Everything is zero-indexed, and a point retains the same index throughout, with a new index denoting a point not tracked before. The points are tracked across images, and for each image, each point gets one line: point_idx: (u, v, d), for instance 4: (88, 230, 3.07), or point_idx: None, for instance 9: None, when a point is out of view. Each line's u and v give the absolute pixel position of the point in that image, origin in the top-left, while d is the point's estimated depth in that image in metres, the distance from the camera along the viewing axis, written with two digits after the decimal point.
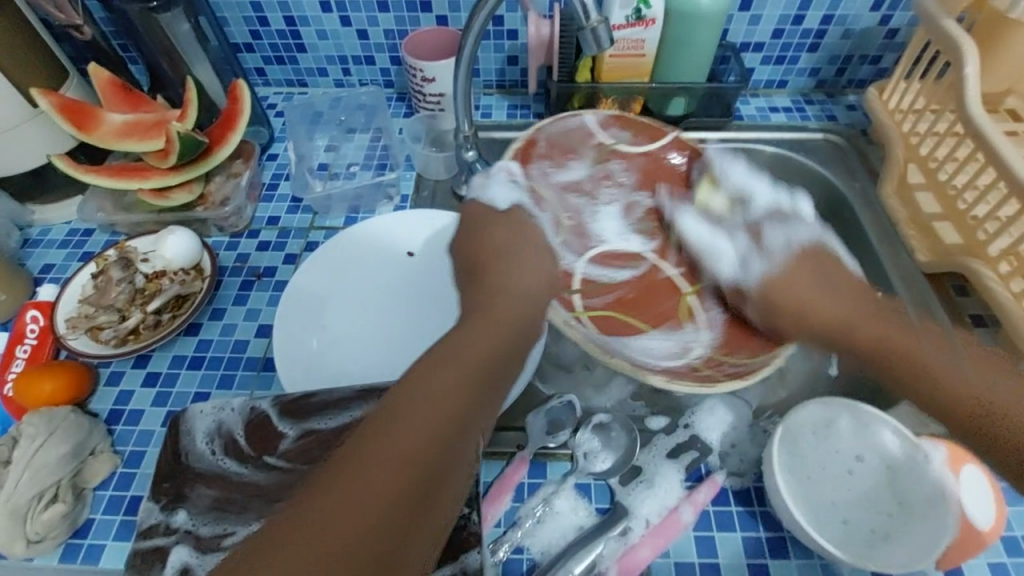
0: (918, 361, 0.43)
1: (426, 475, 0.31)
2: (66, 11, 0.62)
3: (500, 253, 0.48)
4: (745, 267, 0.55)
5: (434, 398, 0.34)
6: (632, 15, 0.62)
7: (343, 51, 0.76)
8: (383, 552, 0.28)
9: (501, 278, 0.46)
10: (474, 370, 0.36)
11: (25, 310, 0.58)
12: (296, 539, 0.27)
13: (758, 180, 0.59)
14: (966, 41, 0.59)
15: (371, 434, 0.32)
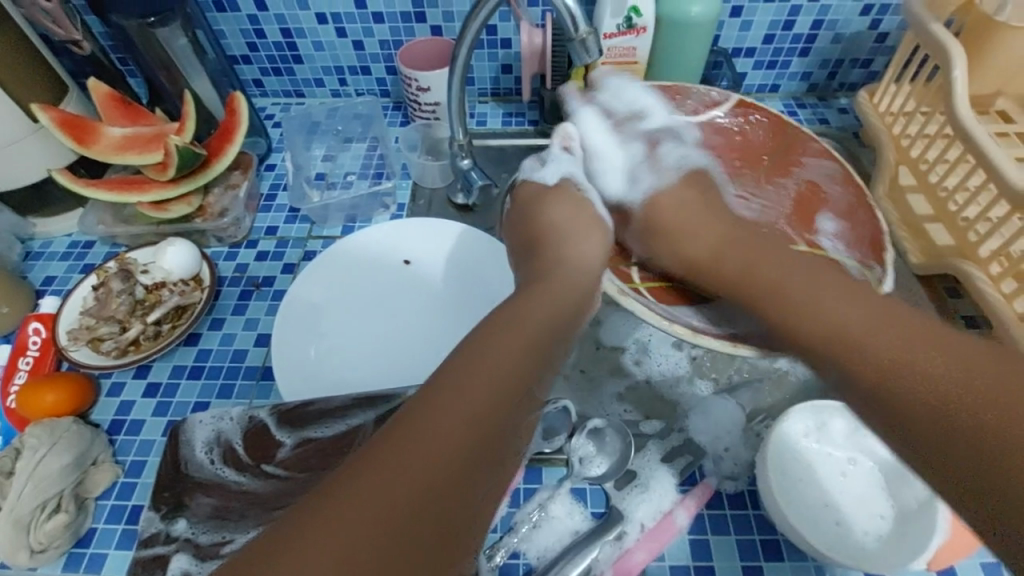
0: (859, 348, 0.38)
1: (483, 437, 0.32)
2: (63, 27, 0.63)
3: (556, 234, 0.51)
4: (633, 184, 0.62)
5: (491, 362, 0.35)
6: (623, 23, 0.63)
7: (339, 61, 0.77)
8: (457, 478, 0.30)
9: (555, 255, 0.49)
10: (527, 343, 0.37)
11: (27, 323, 0.59)
12: (376, 462, 0.29)
13: (644, 92, 0.63)
14: (954, 45, 0.59)
15: (446, 376, 0.34)
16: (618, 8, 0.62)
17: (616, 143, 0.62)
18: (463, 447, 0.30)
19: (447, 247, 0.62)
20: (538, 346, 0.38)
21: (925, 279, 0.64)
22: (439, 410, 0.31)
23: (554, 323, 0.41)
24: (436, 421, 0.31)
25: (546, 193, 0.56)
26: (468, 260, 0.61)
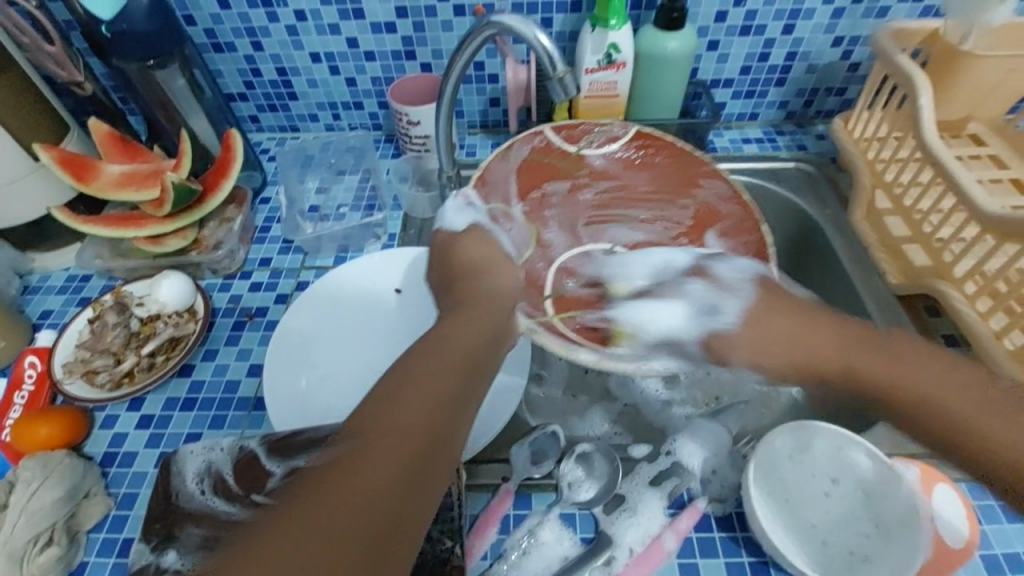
0: (920, 407, 0.38)
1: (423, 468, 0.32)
2: (67, 69, 0.66)
3: (471, 263, 0.49)
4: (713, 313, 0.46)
5: (426, 393, 0.35)
6: (603, 59, 0.67)
7: (333, 97, 0.79)
8: (364, 559, 0.28)
9: (474, 285, 0.46)
10: (461, 369, 0.38)
11: (24, 356, 0.60)
12: (270, 556, 0.26)
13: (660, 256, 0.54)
14: (920, 75, 0.62)
15: (348, 445, 0.32)
16: (598, 45, 0.66)
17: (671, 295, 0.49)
18: (402, 480, 0.31)
19: None
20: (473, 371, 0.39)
21: (906, 299, 0.65)
22: (378, 446, 0.32)
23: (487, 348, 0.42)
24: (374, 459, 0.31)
25: (456, 235, 0.51)
26: None
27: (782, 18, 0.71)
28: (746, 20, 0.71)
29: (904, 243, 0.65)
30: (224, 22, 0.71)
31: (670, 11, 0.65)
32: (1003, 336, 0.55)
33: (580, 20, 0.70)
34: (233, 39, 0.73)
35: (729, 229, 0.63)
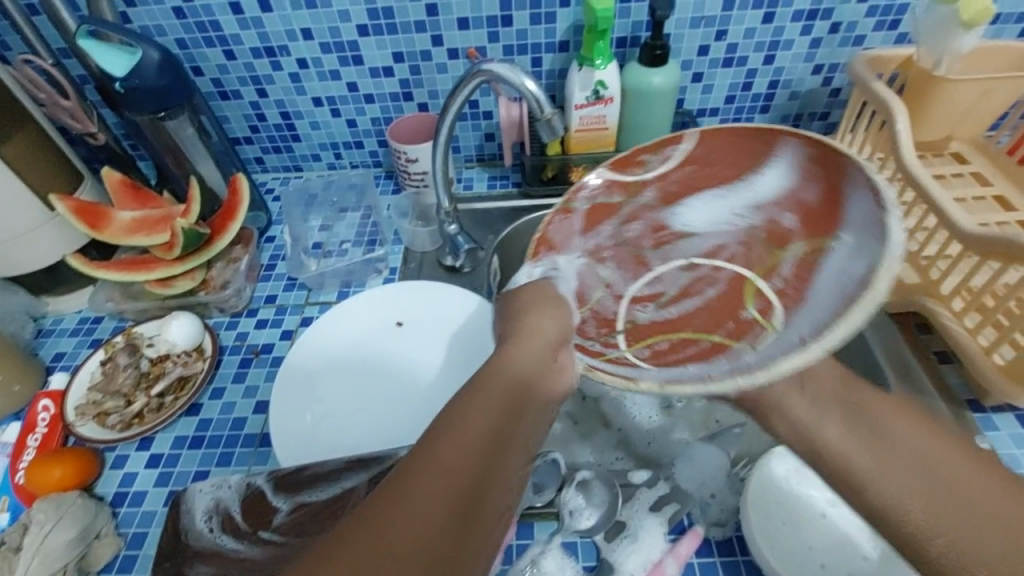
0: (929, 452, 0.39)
1: (470, 501, 0.32)
2: (82, 121, 0.69)
3: (513, 301, 0.46)
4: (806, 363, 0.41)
5: (458, 449, 0.34)
6: (591, 95, 0.70)
7: (335, 138, 0.83)
8: None
9: (521, 324, 0.43)
10: (509, 401, 0.37)
11: (38, 400, 0.62)
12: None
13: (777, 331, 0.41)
14: (896, 100, 0.64)
15: (401, 483, 0.32)
16: (586, 82, 0.69)
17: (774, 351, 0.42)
18: (452, 511, 0.31)
19: (438, 308, 0.66)
20: (519, 403, 0.38)
21: (896, 316, 0.66)
22: (424, 480, 0.32)
23: (536, 378, 0.40)
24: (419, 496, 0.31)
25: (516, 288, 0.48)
26: (457, 320, 0.65)
27: (762, 50, 0.74)
28: (727, 53, 0.74)
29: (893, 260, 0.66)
30: (230, 72, 0.75)
31: (653, 48, 0.68)
32: (992, 352, 0.56)
33: (568, 59, 0.74)
34: (239, 87, 0.77)
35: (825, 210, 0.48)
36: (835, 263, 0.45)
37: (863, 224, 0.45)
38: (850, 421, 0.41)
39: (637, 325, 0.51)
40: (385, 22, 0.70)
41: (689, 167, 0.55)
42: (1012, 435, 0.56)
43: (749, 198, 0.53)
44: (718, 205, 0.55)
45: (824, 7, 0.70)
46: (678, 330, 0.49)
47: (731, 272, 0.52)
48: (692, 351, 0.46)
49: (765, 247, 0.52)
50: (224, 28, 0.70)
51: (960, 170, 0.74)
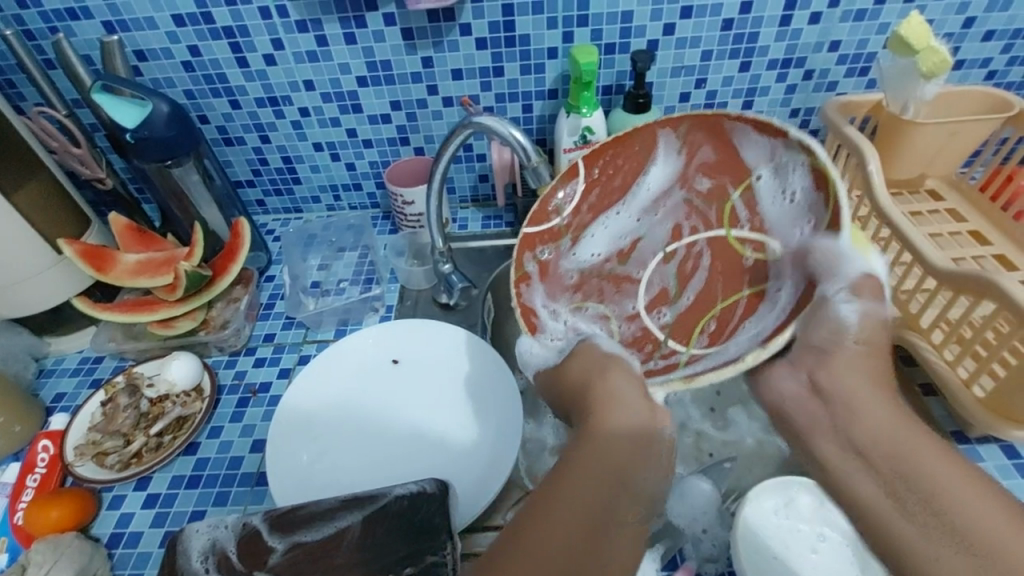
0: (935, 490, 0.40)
1: (590, 539, 0.39)
2: (91, 166, 0.72)
3: (585, 360, 0.50)
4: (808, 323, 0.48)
5: (559, 522, 0.39)
6: (579, 140, 0.74)
7: (334, 180, 0.86)
8: None
9: (605, 386, 0.47)
10: (623, 449, 0.43)
11: (37, 440, 0.63)
12: None
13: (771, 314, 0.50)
14: (866, 143, 0.68)
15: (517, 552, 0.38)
16: (574, 128, 0.73)
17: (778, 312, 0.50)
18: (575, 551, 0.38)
19: (435, 346, 0.67)
20: (624, 472, 0.42)
21: None
22: (549, 524, 0.39)
23: (636, 445, 0.43)
24: (544, 536, 0.39)
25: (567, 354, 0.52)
26: (453, 357, 0.66)
27: (741, 95, 0.78)
28: (708, 99, 0.79)
29: None
30: (234, 120, 0.79)
31: (637, 96, 0.72)
32: (972, 383, 0.58)
33: (557, 105, 0.78)
34: (243, 134, 0.80)
35: (715, 165, 0.59)
36: (768, 192, 0.55)
37: (766, 153, 0.55)
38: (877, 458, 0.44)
39: (672, 325, 0.56)
40: (383, 73, 0.74)
41: (591, 189, 0.61)
42: (998, 465, 0.57)
43: (651, 178, 0.61)
44: (625, 215, 0.62)
45: (796, 56, 0.74)
46: (708, 309, 0.55)
47: (705, 242, 0.59)
48: (723, 321, 0.53)
49: (711, 208, 0.59)
50: (231, 79, 0.74)
51: (936, 207, 0.77)
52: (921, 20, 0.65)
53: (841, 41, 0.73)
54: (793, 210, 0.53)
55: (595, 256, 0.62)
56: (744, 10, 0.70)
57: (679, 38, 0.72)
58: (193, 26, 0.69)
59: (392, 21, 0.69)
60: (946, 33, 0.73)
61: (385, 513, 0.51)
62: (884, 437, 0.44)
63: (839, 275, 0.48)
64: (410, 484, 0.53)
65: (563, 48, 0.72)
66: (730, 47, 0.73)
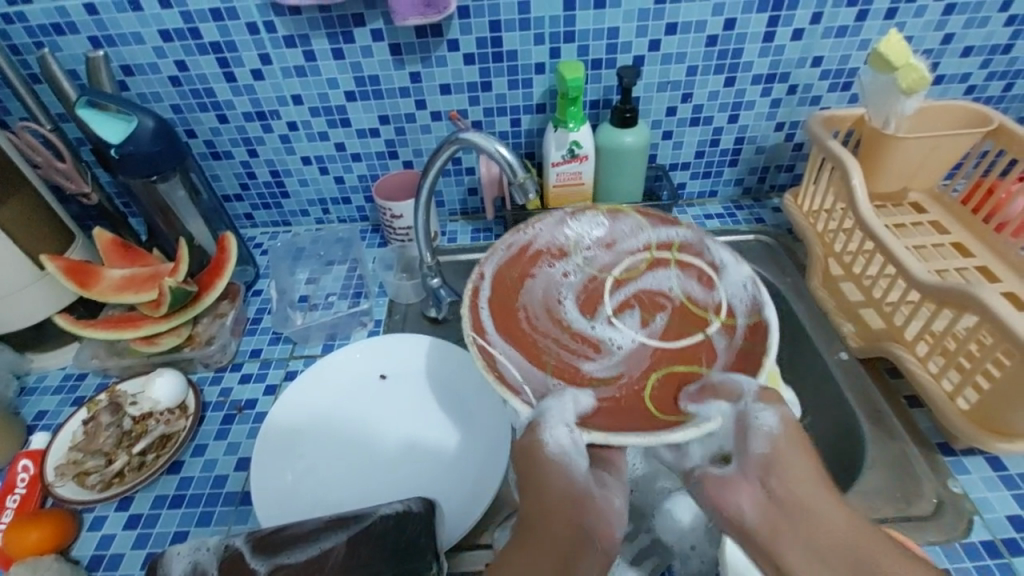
0: None
1: None
2: (75, 181, 0.71)
3: (521, 463, 0.48)
4: (723, 267, 0.61)
5: None
6: (566, 154, 0.74)
7: (323, 194, 0.86)
8: None
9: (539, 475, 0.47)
10: (552, 549, 0.44)
11: (17, 461, 0.62)
12: None
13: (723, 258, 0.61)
14: (849, 157, 0.68)
15: None
16: (561, 142, 0.74)
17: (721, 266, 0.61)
18: None
19: (422, 359, 0.67)
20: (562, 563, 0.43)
21: (865, 360, 0.68)
22: None
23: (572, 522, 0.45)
24: None
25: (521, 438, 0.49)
26: (440, 372, 0.66)
27: (726, 109, 0.79)
28: (694, 113, 0.79)
29: (860, 307, 0.69)
30: (222, 134, 0.78)
31: (623, 111, 0.73)
32: (957, 396, 0.58)
33: (545, 120, 0.78)
34: (231, 148, 0.80)
35: (523, 281, 0.63)
36: (594, 256, 0.65)
37: (559, 229, 0.66)
38: (847, 564, 0.42)
39: (681, 301, 0.61)
40: (371, 88, 0.74)
41: (514, 392, 0.52)
42: (984, 477, 0.58)
43: (520, 306, 0.60)
44: (600, 358, 0.57)
45: (780, 71, 0.75)
46: (638, 275, 0.63)
47: (622, 281, 0.63)
48: (700, 271, 0.62)
49: (587, 290, 0.63)
50: (218, 94, 0.74)
51: (918, 220, 0.78)
52: (901, 37, 0.66)
53: (824, 57, 0.74)
54: (616, 241, 0.66)
55: (596, 363, 0.56)
56: (728, 26, 0.71)
57: (664, 54, 0.73)
58: (180, 42, 0.69)
59: (380, 37, 0.70)
60: (926, 49, 0.75)
61: (369, 534, 0.50)
62: None
63: (635, 238, 0.66)
64: (394, 504, 0.52)
65: (551, 63, 0.73)
66: (715, 62, 0.74)
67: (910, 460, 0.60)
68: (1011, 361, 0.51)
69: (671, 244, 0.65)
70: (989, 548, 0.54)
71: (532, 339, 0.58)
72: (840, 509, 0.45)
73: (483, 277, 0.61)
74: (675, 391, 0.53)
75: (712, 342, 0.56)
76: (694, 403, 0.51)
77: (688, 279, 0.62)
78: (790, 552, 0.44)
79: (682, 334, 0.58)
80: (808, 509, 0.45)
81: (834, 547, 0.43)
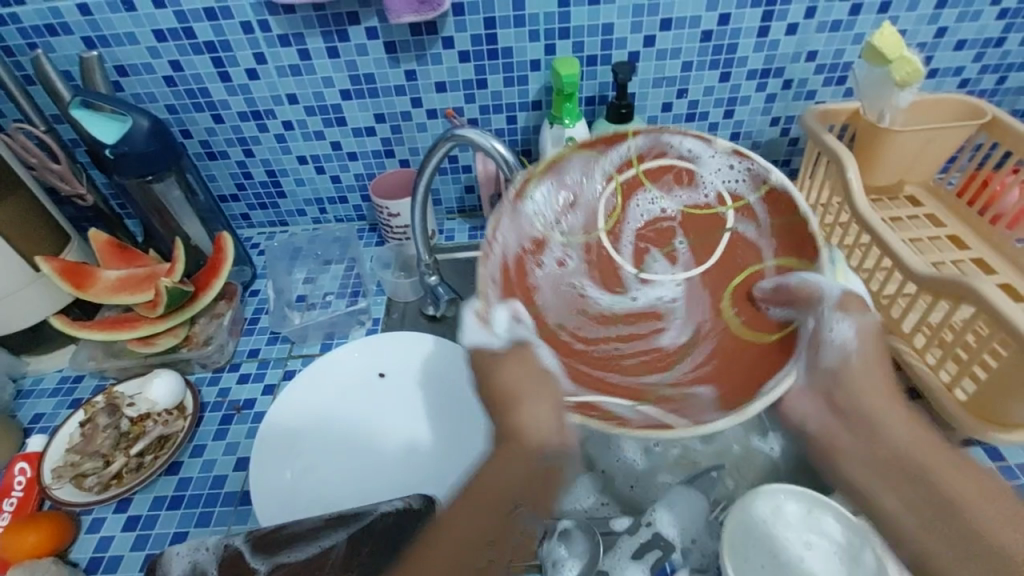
0: (880, 438, 0.49)
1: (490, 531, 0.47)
2: (70, 182, 0.71)
3: (509, 382, 0.50)
4: (692, 155, 0.63)
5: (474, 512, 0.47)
6: (563, 150, 0.74)
7: (319, 194, 0.85)
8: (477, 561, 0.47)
9: (518, 410, 0.48)
10: (521, 461, 0.47)
11: (14, 464, 0.61)
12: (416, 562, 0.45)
13: (700, 155, 0.63)
14: (844, 150, 0.68)
15: (438, 533, 0.47)
16: (557, 139, 0.74)
17: (683, 160, 0.63)
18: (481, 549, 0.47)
19: (420, 357, 0.67)
20: (527, 482, 0.48)
21: None
22: (452, 536, 0.46)
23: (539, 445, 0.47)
24: (460, 526, 0.47)
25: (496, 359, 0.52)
26: (440, 370, 0.66)
27: (721, 105, 0.79)
28: (690, 109, 0.79)
29: None
30: (217, 134, 0.78)
31: (619, 108, 0.73)
32: (954, 387, 0.58)
33: (541, 116, 0.78)
34: (226, 148, 0.80)
35: (532, 301, 0.58)
36: (575, 239, 0.63)
37: (518, 232, 0.60)
38: (901, 477, 0.47)
39: (682, 214, 0.63)
40: (366, 86, 0.74)
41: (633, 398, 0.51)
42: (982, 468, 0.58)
43: (553, 324, 0.57)
44: (669, 335, 0.58)
45: (774, 66, 0.76)
46: (621, 216, 0.63)
47: (608, 242, 0.63)
48: (669, 167, 0.63)
49: (592, 262, 0.62)
50: (213, 94, 0.74)
51: (914, 213, 0.78)
52: (894, 31, 0.67)
53: (818, 51, 0.74)
54: (579, 205, 0.63)
55: (669, 334, 0.58)
56: (722, 21, 0.71)
57: (659, 50, 0.73)
58: (174, 42, 0.69)
59: (375, 35, 0.70)
60: (919, 43, 0.75)
61: (369, 531, 0.50)
62: (881, 423, 0.49)
63: (605, 169, 0.63)
64: (394, 502, 0.52)
65: (546, 60, 0.73)
66: (710, 58, 0.74)
67: None
68: (1008, 351, 0.51)
69: (636, 159, 0.63)
70: None
71: (595, 346, 0.57)
72: (903, 422, 0.49)
73: (508, 327, 0.54)
74: (748, 299, 0.57)
75: (736, 241, 0.61)
76: (785, 297, 0.54)
77: (661, 194, 0.64)
78: (846, 462, 0.51)
79: (712, 247, 0.62)
80: (873, 421, 0.50)
81: (901, 459, 0.47)
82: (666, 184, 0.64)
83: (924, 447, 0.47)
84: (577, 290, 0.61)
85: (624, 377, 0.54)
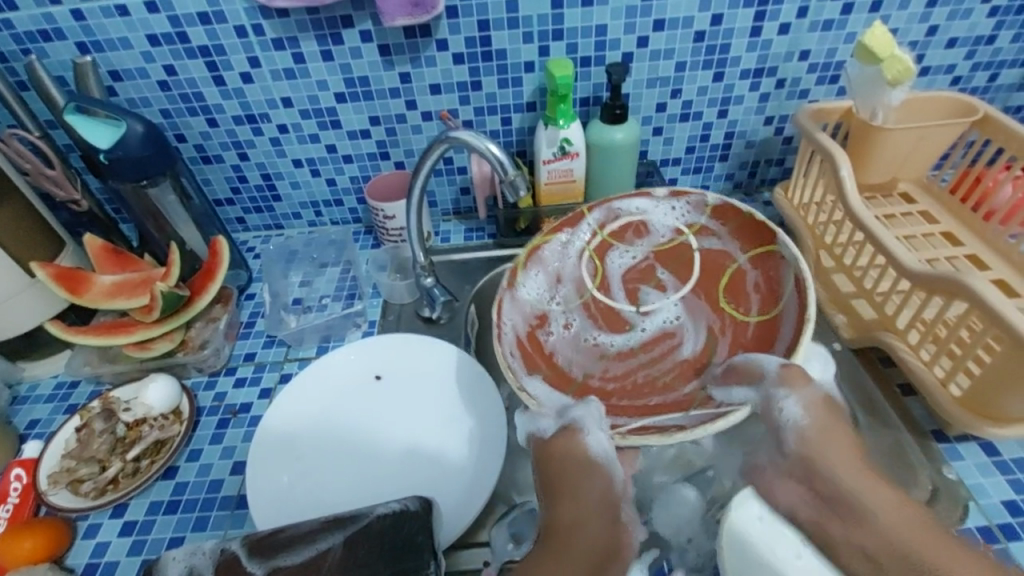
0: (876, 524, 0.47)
1: None
2: (64, 187, 0.70)
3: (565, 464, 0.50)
4: (641, 208, 0.70)
5: None
6: (558, 151, 0.74)
7: (315, 197, 0.85)
8: None
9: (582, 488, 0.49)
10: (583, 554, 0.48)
11: (9, 470, 0.61)
12: None
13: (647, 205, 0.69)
14: (837, 148, 0.69)
15: None
16: (552, 140, 0.74)
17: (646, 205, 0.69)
18: None
19: (416, 359, 0.67)
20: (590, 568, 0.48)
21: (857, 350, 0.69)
22: None
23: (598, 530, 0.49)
24: None
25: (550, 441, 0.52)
26: (437, 373, 0.66)
27: (715, 105, 0.79)
28: (683, 109, 0.80)
29: (852, 297, 0.69)
30: (212, 138, 0.78)
31: (613, 108, 0.73)
32: (949, 383, 0.58)
33: (535, 118, 0.78)
34: (221, 152, 0.80)
35: (546, 372, 0.59)
36: (577, 315, 0.64)
37: (521, 312, 0.62)
38: (900, 565, 0.45)
39: (655, 255, 0.68)
40: (361, 89, 0.74)
41: (669, 411, 0.54)
42: (977, 463, 0.59)
43: (580, 375, 0.59)
44: (686, 355, 0.60)
45: (768, 65, 0.76)
46: (602, 272, 0.67)
47: (606, 297, 0.65)
48: (629, 224, 0.69)
49: (597, 317, 0.64)
50: (208, 98, 0.74)
51: (908, 210, 0.79)
52: (885, 30, 0.67)
53: (811, 50, 0.75)
54: (561, 277, 0.66)
55: (685, 346, 0.61)
56: (715, 21, 0.71)
57: (653, 50, 0.73)
58: (168, 46, 0.69)
59: (369, 38, 0.70)
60: (911, 41, 0.75)
61: (366, 534, 0.50)
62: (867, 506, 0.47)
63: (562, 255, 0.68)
64: (391, 503, 0.52)
65: (540, 62, 0.73)
66: (703, 57, 0.74)
67: (904, 448, 0.60)
68: (1002, 346, 0.51)
69: (596, 233, 0.69)
70: (983, 533, 0.54)
71: (626, 384, 0.59)
72: (881, 491, 0.48)
73: (537, 389, 0.56)
74: (741, 293, 0.62)
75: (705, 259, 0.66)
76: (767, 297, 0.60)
77: (626, 244, 0.69)
78: (839, 548, 0.47)
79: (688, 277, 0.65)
80: (856, 503, 0.48)
81: (892, 546, 0.45)
82: (626, 236, 0.69)
83: (911, 525, 0.46)
84: (592, 343, 0.62)
85: (664, 404, 0.55)
